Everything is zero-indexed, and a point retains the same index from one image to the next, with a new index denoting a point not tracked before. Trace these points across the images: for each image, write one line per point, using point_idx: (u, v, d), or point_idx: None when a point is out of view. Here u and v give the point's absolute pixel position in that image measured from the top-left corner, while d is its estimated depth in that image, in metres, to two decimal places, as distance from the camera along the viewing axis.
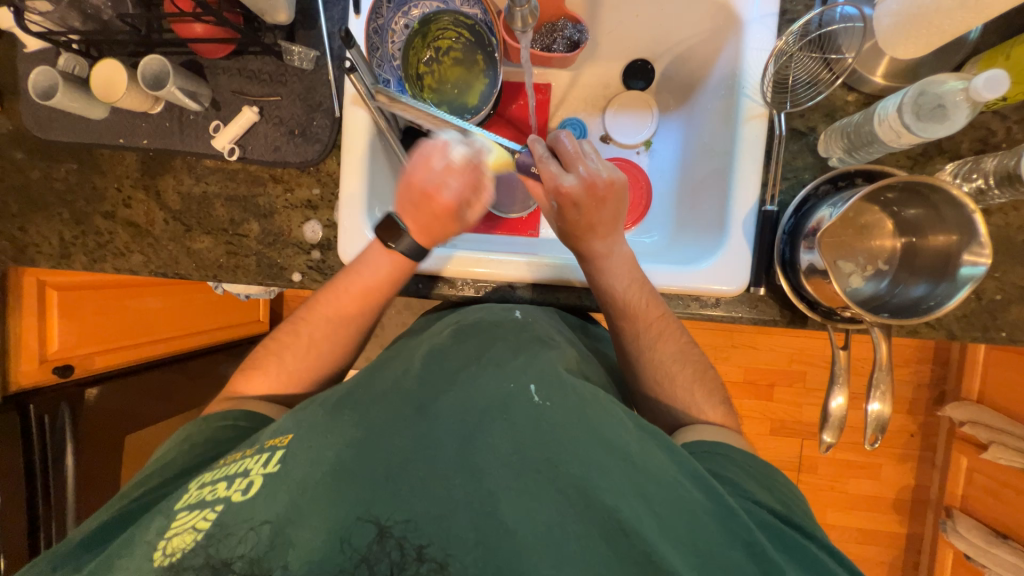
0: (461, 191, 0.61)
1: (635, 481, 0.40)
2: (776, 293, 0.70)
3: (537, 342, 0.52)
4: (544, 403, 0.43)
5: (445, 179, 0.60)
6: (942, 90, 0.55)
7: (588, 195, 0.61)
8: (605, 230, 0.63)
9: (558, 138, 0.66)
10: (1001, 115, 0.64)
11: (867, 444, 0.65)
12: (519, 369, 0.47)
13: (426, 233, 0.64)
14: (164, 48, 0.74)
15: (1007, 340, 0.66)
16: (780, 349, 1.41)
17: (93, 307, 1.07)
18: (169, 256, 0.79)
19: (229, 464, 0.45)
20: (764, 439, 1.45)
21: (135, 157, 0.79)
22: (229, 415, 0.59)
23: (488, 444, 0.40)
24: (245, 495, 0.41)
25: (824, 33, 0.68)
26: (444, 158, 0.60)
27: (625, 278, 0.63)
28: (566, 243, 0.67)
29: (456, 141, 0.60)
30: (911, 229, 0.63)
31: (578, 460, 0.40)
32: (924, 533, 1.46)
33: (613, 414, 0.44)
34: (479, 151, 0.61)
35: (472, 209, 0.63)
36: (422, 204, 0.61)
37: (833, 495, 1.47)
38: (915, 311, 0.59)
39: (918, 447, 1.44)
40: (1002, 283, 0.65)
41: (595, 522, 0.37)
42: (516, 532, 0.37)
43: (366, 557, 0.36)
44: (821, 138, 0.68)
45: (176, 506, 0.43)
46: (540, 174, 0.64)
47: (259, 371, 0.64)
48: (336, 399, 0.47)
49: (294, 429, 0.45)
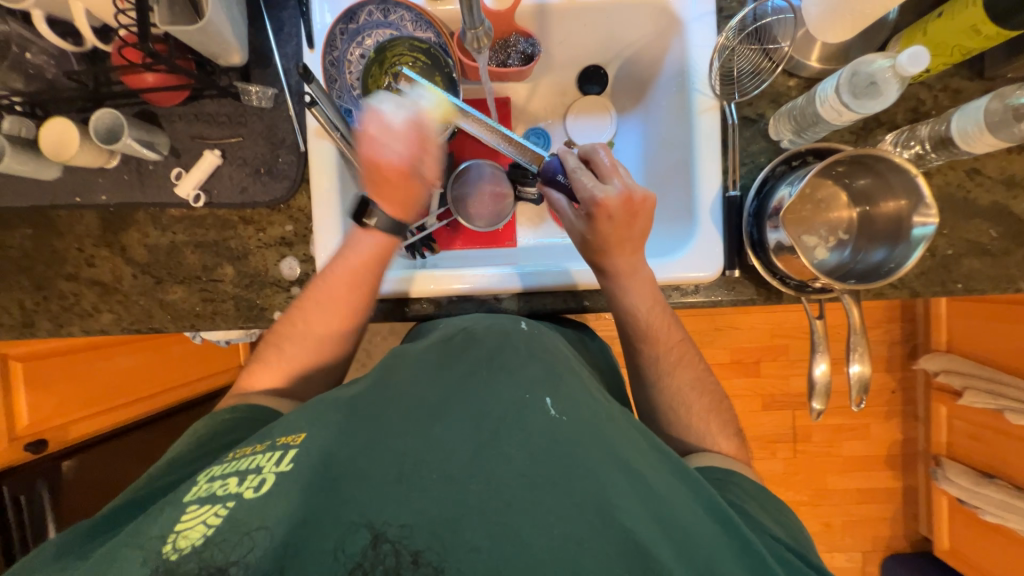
0: (407, 151, 0.61)
1: (652, 505, 0.39)
2: (750, 273, 0.73)
3: (552, 355, 0.52)
4: (560, 417, 0.43)
5: (386, 143, 0.61)
6: (873, 69, 0.59)
7: (624, 209, 0.61)
8: (632, 247, 0.63)
9: (594, 150, 0.66)
10: (928, 85, 0.69)
11: (854, 406, 0.67)
12: (537, 379, 0.47)
13: (392, 202, 0.63)
14: (114, 101, 0.72)
15: (963, 290, 0.70)
16: (760, 327, 1.46)
17: (59, 373, 1.01)
18: (142, 311, 0.76)
19: (239, 459, 0.42)
20: (757, 415, 1.49)
21: (94, 215, 0.76)
22: (235, 408, 0.58)
23: (502, 452, 0.40)
24: (258, 492, 0.38)
25: (759, 26, 0.72)
26: (380, 123, 0.61)
27: (644, 300, 0.65)
28: (586, 255, 0.66)
29: (390, 105, 0.61)
30: (864, 199, 0.67)
31: (596, 474, 0.39)
32: (918, 483, 1.52)
33: (629, 436, 0.45)
34: (416, 109, 0.62)
35: (425, 166, 0.64)
36: (378, 175, 0.62)
37: (830, 461, 1.52)
38: (879, 274, 0.63)
39: (900, 402, 1.50)
40: (952, 239, 0.70)
41: (610, 540, 0.37)
42: (530, 543, 0.37)
43: (360, 563, 0.35)
44: (770, 123, 0.72)
45: (185, 499, 0.40)
46: (572, 186, 0.64)
47: (262, 364, 0.65)
48: (349, 401, 0.46)
49: (307, 428, 0.43)
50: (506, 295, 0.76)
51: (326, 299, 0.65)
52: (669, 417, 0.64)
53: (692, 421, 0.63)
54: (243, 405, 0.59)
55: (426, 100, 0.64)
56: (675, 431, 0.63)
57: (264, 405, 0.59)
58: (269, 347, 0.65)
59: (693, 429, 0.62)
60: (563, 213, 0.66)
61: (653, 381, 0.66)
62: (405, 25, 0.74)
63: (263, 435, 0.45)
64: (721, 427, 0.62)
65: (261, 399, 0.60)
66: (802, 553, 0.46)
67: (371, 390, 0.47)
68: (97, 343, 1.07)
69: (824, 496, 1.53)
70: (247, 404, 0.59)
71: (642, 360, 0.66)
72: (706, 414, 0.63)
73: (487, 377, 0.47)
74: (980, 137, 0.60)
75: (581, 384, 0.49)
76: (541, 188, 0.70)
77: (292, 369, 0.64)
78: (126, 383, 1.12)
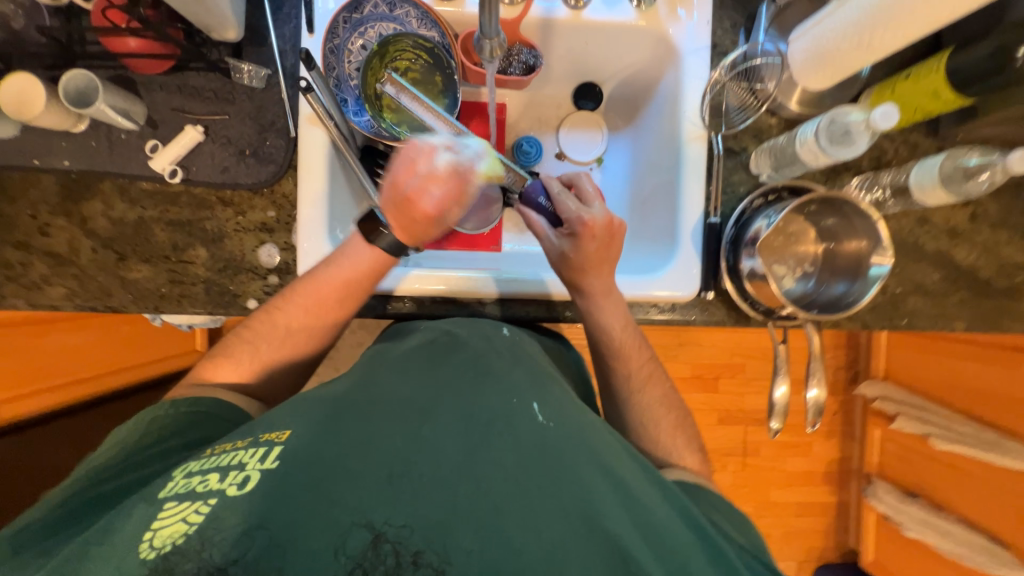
0: (444, 201, 0.59)
1: (636, 512, 0.41)
2: (723, 296, 0.77)
3: (535, 364, 0.54)
4: (547, 424, 0.45)
5: (427, 185, 0.58)
6: (848, 120, 0.64)
7: (606, 231, 0.64)
8: (605, 269, 0.65)
9: (577, 176, 0.70)
10: (890, 137, 0.75)
11: (808, 427, 0.72)
12: (523, 385, 0.48)
13: (408, 233, 0.60)
14: (87, 62, 0.68)
15: (907, 326, 0.77)
16: (721, 345, 1.54)
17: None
18: (100, 288, 0.71)
19: (220, 456, 0.43)
20: (712, 429, 1.57)
21: (53, 180, 0.71)
22: (199, 400, 0.56)
23: (492, 458, 0.41)
24: (243, 490, 0.39)
25: (748, 66, 0.76)
26: (428, 163, 0.58)
27: (616, 319, 0.67)
28: (562, 273, 0.67)
29: (443, 149, 0.59)
30: (829, 236, 0.72)
31: (582, 482, 0.41)
32: (850, 499, 1.64)
33: (611, 443, 0.47)
34: (466, 162, 0.60)
35: (454, 213, 0.61)
36: (404, 207, 0.58)
37: (774, 475, 1.61)
38: (838, 306, 0.68)
39: (840, 423, 1.62)
40: (901, 279, 0.77)
41: (598, 547, 0.38)
42: (521, 549, 0.37)
43: (360, 564, 0.35)
44: (751, 157, 0.77)
45: (161, 495, 0.40)
46: (556, 209, 0.66)
47: (222, 357, 0.62)
48: (330, 405, 0.46)
49: (293, 425, 0.43)
50: (489, 300, 0.76)
51: (297, 289, 0.63)
52: (640, 427, 0.66)
53: (661, 433, 0.65)
54: (208, 398, 0.56)
55: (478, 154, 0.62)
56: (645, 442, 0.65)
57: (227, 400, 0.57)
58: (235, 338, 0.63)
59: (661, 440, 0.64)
60: (543, 234, 0.67)
61: (626, 393, 0.68)
62: (410, 21, 0.73)
63: (244, 431, 0.46)
64: (687, 441, 0.65)
65: (221, 394, 0.57)
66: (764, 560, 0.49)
67: (361, 391, 0.47)
68: (42, 322, 0.99)
69: (766, 509, 1.63)
70: (209, 398, 0.56)
71: (617, 372, 0.68)
72: (674, 427, 0.66)
73: (473, 380, 0.48)
74: (934, 190, 0.67)
75: (563, 394, 0.51)
76: (520, 209, 0.71)
77: (265, 357, 0.62)
78: (71, 362, 1.04)
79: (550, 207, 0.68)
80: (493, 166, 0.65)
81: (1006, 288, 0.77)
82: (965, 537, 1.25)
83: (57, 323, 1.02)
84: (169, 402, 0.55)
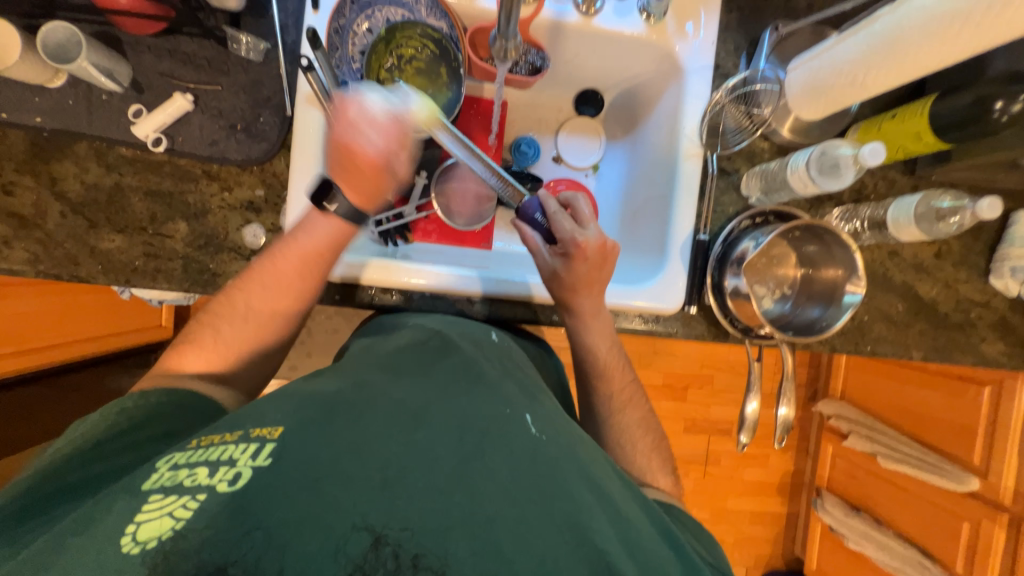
0: (384, 144, 0.58)
1: (621, 527, 0.42)
2: (705, 312, 0.79)
3: (524, 375, 0.56)
4: (539, 436, 0.46)
5: (365, 132, 0.57)
6: (838, 153, 0.67)
7: (598, 253, 0.65)
8: (595, 290, 0.66)
9: (573, 197, 0.69)
10: (872, 172, 0.79)
11: (775, 443, 0.76)
12: (516, 397, 0.49)
13: (357, 191, 0.59)
14: (70, 15, 0.64)
15: (870, 352, 0.82)
16: (693, 356, 1.59)
17: None
18: (65, 256, 0.67)
19: (207, 449, 0.41)
20: (678, 437, 1.62)
21: (22, 136, 0.66)
22: (165, 384, 0.53)
23: (487, 467, 0.41)
24: (234, 487, 0.38)
25: (748, 90, 0.78)
26: (361, 108, 0.57)
27: (601, 338, 0.68)
28: (554, 290, 0.67)
29: (376, 94, 0.58)
30: (808, 262, 0.75)
31: (572, 494, 0.42)
32: (800, 510, 1.73)
33: (598, 459, 0.48)
34: (401, 108, 0.58)
35: (401, 163, 0.60)
36: (348, 159, 0.58)
37: (732, 484, 1.68)
38: (813, 330, 0.72)
39: (797, 438, 1.70)
40: (869, 307, 0.81)
41: (586, 558, 0.38)
42: (513, 561, 0.37)
43: (360, 565, 0.35)
44: (743, 179, 0.79)
45: (145, 488, 0.38)
46: (551, 228, 0.66)
47: (191, 345, 0.59)
48: (319, 401, 0.45)
49: (285, 422, 0.42)
50: (477, 298, 0.76)
51: (273, 279, 0.60)
52: (617, 433, 0.68)
53: (633, 447, 0.66)
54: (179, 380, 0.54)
55: (414, 102, 0.60)
56: (620, 448, 0.67)
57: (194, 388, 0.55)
58: (206, 326, 0.60)
59: (639, 452, 0.66)
60: (536, 249, 0.67)
61: (608, 401, 0.69)
62: (419, 9, 0.72)
63: (233, 423, 0.44)
64: (661, 451, 0.67)
65: (195, 384, 0.55)
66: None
67: (352, 391, 0.46)
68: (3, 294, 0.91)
69: (723, 516, 1.69)
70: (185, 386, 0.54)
71: (599, 378, 0.69)
72: (650, 436, 0.68)
73: (468, 388, 0.49)
74: (906, 227, 0.71)
75: (552, 406, 0.53)
76: (514, 223, 0.70)
77: (240, 343, 0.60)
78: (32, 329, 0.98)
79: (546, 224, 0.67)
80: (439, 120, 0.60)
81: (961, 322, 0.83)
82: (901, 550, 1.34)
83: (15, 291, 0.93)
84: (140, 390, 0.52)
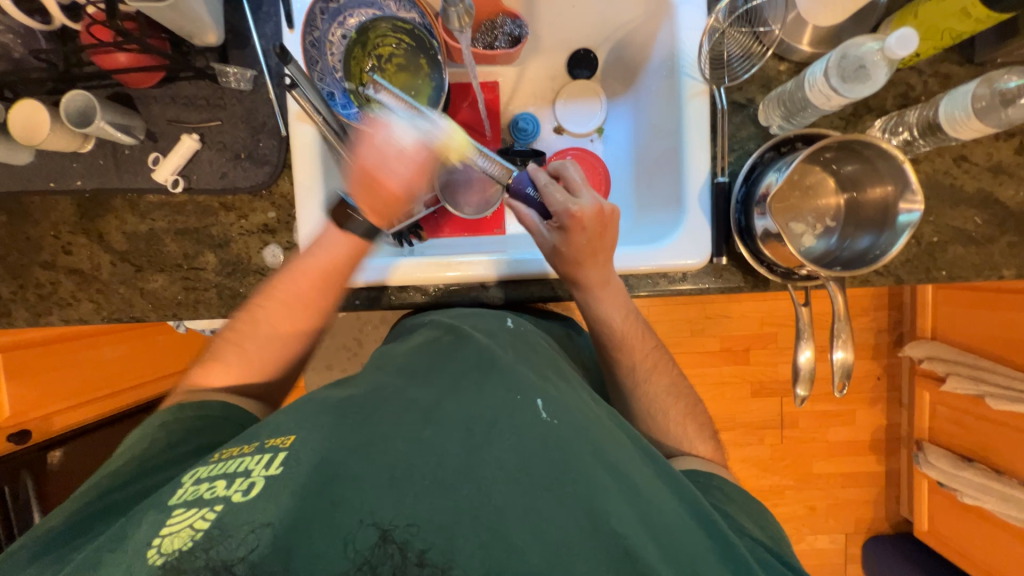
0: (411, 174, 0.62)
1: (642, 509, 0.41)
2: (737, 261, 0.73)
3: (540, 357, 0.55)
4: (550, 420, 0.45)
5: (392, 162, 0.61)
6: (862, 52, 0.59)
7: (596, 221, 0.60)
8: (600, 259, 0.63)
9: (563, 166, 0.65)
10: (918, 71, 0.69)
11: (837, 392, 0.68)
12: (526, 381, 0.49)
13: (379, 212, 0.63)
14: (86, 83, 0.70)
15: (947, 277, 0.71)
16: (749, 315, 1.47)
17: (54, 364, 1.01)
18: (122, 300, 0.75)
19: (226, 462, 0.43)
20: (744, 402, 1.51)
21: (69, 201, 0.74)
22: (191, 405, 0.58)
23: (495, 456, 0.42)
24: (248, 496, 0.39)
25: (750, 8, 0.71)
26: (391, 139, 0.61)
27: (616, 309, 0.65)
28: (556, 265, 0.65)
29: (406, 127, 0.62)
30: (852, 185, 0.66)
31: (586, 478, 0.41)
32: (900, 468, 1.55)
33: (617, 440, 0.47)
34: (431, 136, 0.63)
35: (420, 189, 0.64)
36: (371, 183, 0.61)
37: (814, 446, 1.55)
38: (864, 260, 0.63)
39: (885, 388, 1.53)
40: (938, 226, 0.70)
41: (600, 542, 0.38)
42: (523, 549, 0.37)
43: (367, 560, 0.36)
44: (759, 109, 0.71)
45: (171, 503, 0.41)
46: (544, 203, 0.62)
47: (228, 362, 0.63)
48: (335, 403, 0.47)
49: (296, 429, 0.44)
50: (492, 282, 0.75)
51: (282, 293, 0.63)
52: (648, 401, 0.64)
53: (665, 419, 0.63)
54: (198, 401, 0.58)
55: (442, 130, 0.64)
56: (652, 418, 0.64)
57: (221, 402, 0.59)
58: (229, 342, 0.64)
59: (669, 420, 0.63)
60: (535, 229, 0.64)
61: (637, 369, 0.65)
62: (388, 5, 0.73)
63: (249, 436, 0.46)
64: (694, 421, 0.64)
65: (215, 397, 0.59)
66: (780, 555, 0.48)
67: (366, 394, 0.48)
68: (11, 366, 0.94)
69: (809, 481, 1.56)
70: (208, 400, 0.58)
71: (623, 350, 0.65)
72: (678, 405, 0.64)
73: (474, 378, 0.50)
74: (966, 122, 0.60)
75: (568, 386, 0.52)
76: (508, 203, 0.66)
77: (266, 358, 0.63)
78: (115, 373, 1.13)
79: (539, 198, 0.63)
80: (469, 147, 0.65)
81: None
82: None
83: (55, 352, 1.01)
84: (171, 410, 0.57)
